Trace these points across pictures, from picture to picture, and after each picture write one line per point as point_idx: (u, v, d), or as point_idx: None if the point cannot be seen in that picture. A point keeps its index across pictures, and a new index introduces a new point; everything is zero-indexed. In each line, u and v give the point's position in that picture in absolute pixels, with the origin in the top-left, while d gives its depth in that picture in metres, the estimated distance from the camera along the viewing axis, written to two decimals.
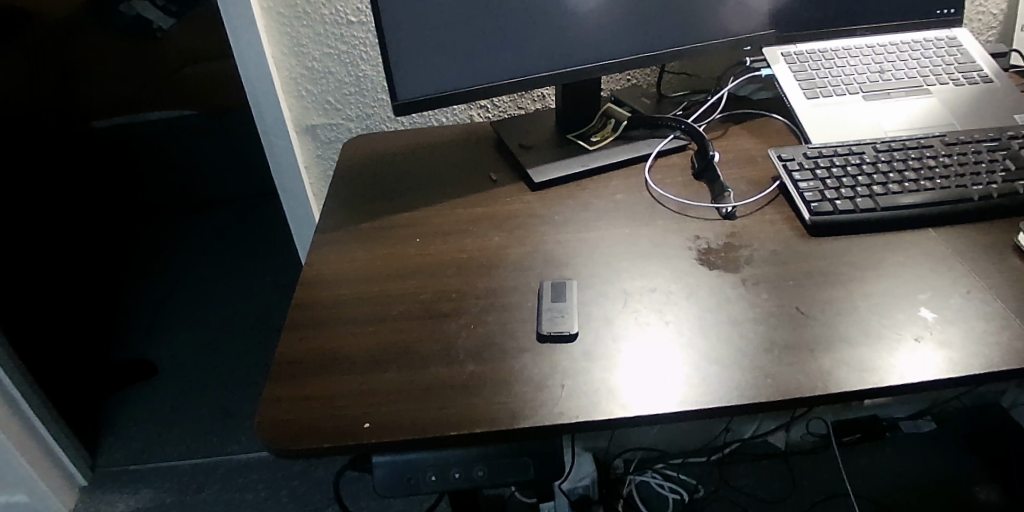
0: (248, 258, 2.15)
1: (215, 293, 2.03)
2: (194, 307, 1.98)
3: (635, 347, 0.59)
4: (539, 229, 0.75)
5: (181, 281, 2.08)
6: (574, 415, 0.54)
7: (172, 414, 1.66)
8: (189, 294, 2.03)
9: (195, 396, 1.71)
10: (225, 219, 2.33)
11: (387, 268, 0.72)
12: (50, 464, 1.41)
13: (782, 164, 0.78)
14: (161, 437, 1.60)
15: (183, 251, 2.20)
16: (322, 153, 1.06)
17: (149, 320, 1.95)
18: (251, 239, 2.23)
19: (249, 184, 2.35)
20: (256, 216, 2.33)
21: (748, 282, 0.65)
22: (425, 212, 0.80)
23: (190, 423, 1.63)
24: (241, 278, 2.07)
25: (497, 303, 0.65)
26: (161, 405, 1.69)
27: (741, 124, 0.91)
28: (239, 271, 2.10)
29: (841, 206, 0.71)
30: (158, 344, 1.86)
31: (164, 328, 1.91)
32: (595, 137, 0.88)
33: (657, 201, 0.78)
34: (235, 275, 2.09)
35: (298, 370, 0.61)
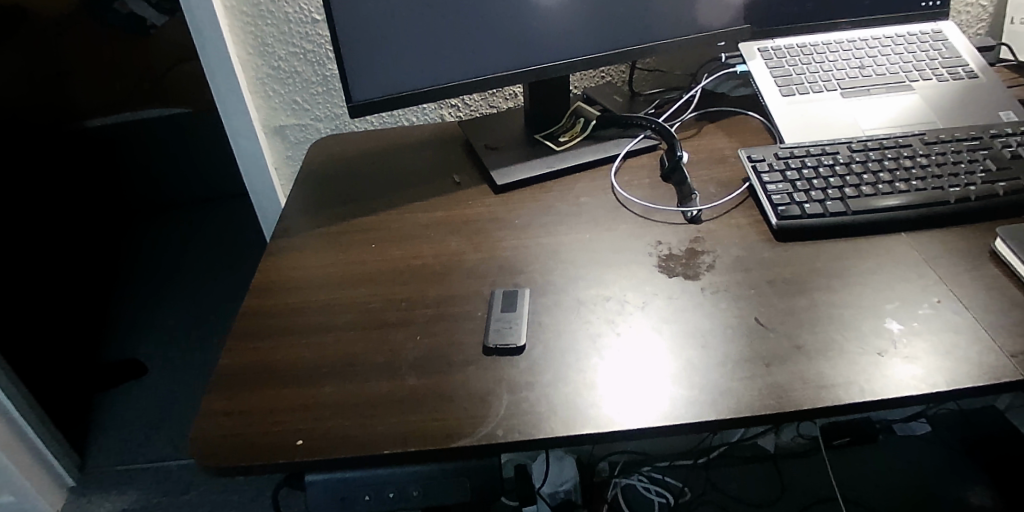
0: (234, 257, 2.14)
1: (194, 295, 2.01)
2: (184, 307, 1.97)
3: (586, 360, 0.57)
4: (497, 233, 0.72)
5: (172, 280, 2.07)
6: (514, 432, 0.51)
7: (160, 414, 1.66)
8: (168, 298, 2.00)
9: (184, 395, 1.70)
10: (213, 216, 2.31)
11: (340, 275, 0.69)
12: (37, 465, 1.41)
13: (752, 165, 0.74)
14: (150, 438, 1.60)
15: (174, 250, 2.19)
16: (293, 154, 1.04)
17: (139, 322, 1.93)
18: (240, 237, 2.22)
19: (223, 182, 2.33)
20: (235, 214, 2.31)
21: (708, 290, 0.62)
22: (385, 216, 0.78)
23: (178, 423, 1.63)
24: (231, 276, 2.07)
25: (446, 313, 0.63)
26: (149, 405, 1.68)
27: (715, 122, 0.88)
28: (219, 272, 2.09)
29: (810, 210, 0.68)
30: (147, 343, 1.86)
31: (153, 329, 1.90)
32: (563, 137, 0.85)
33: (622, 204, 0.75)
34: (223, 273, 2.08)
35: (237, 384, 0.58)
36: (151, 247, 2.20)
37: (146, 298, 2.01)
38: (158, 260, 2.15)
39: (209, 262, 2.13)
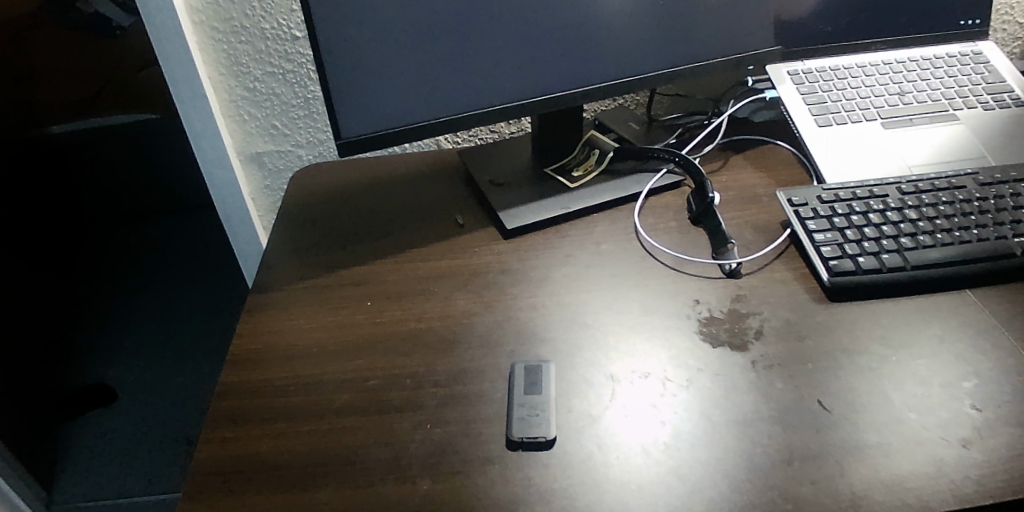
0: (206, 268, 1.98)
1: (164, 313, 1.84)
2: (154, 326, 1.79)
3: (628, 457, 0.49)
4: (511, 288, 0.64)
5: (142, 297, 1.90)
6: None
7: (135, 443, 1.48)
8: (134, 317, 1.82)
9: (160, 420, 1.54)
10: (184, 227, 2.14)
11: (332, 341, 0.60)
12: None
13: (793, 210, 0.67)
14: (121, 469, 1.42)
15: (143, 265, 2.01)
16: (272, 183, 0.94)
17: (108, 344, 1.75)
18: (213, 248, 2.05)
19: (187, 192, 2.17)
20: (201, 224, 2.15)
21: (759, 365, 0.55)
22: (379, 266, 0.68)
23: (157, 453, 1.46)
24: (207, 290, 1.91)
25: (458, 394, 0.54)
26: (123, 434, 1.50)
27: (742, 154, 0.81)
28: (192, 286, 1.92)
29: (864, 265, 0.61)
30: (120, 367, 1.69)
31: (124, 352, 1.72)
32: (576, 171, 0.76)
33: (649, 253, 0.67)
34: (196, 288, 1.92)
35: (217, 486, 0.49)
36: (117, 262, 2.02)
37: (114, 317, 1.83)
38: (127, 278, 1.97)
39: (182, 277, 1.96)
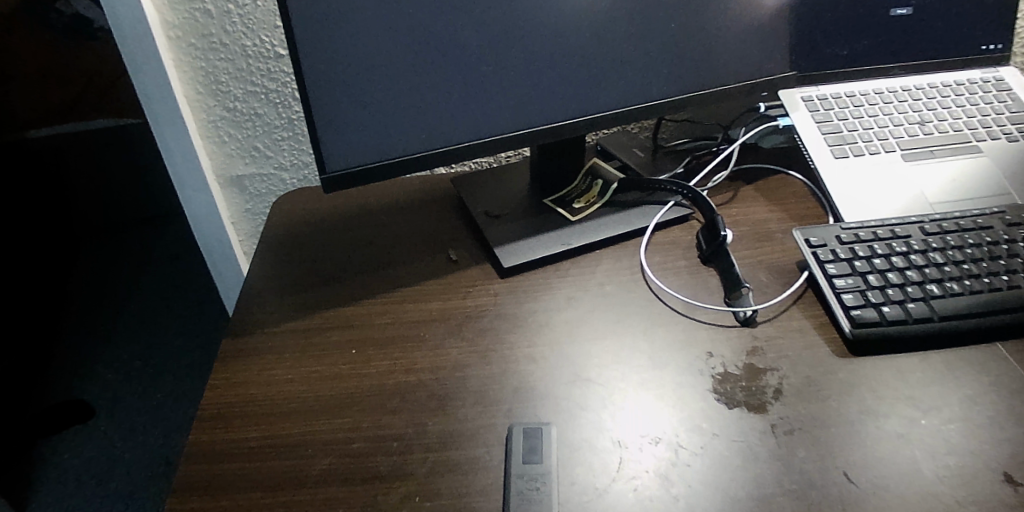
0: (185, 278, 1.90)
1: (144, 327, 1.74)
2: (138, 346, 1.68)
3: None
4: (509, 335, 0.59)
5: (126, 316, 1.78)
6: None
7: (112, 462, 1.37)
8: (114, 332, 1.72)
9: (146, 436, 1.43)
10: (166, 245, 2.03)
11: (314, 395, 0.55)
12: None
13: (810, 251, 0.63)
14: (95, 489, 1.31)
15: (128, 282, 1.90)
16: (252, 206, 0.89)
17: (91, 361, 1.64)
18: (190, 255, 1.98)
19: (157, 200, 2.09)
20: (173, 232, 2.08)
21: (779, 430, 0.50)
22: (367, 307, 0.63)
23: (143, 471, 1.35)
24: (191, 300, 1.82)
25: (451, 461, 0.49)
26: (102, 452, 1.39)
27: (752, 185, 0.76)
28: (172, 297, 1.84)
29: (889, 315, 0.56)
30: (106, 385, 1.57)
31: (107, 371, 1.60)
32: (578, 203, 0.72)
33: (658, 297, 0.62)
34: (177, 299, 1.83)
35: None
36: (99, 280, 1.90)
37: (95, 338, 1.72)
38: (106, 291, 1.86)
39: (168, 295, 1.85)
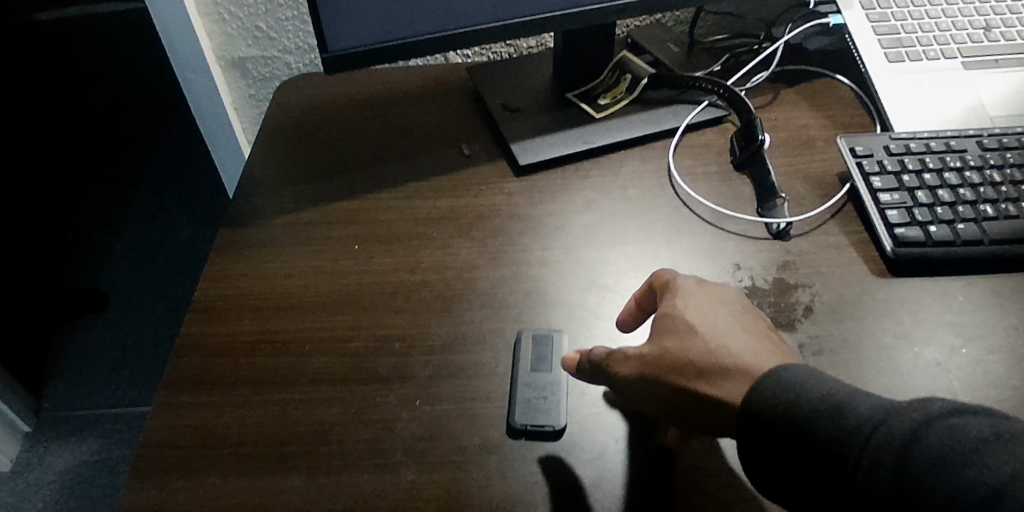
0: (193, 183, 1.55)
1: (160, 233, 1.46)
2: (146, 240, 1.45)
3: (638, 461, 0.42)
4: (521, 237, 0.55)
5: (144, 214, 1.50)
6: None
7: (126, 342, 1.30)
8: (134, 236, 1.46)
9: (159, 322, 1.33)
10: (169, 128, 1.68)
11: (313, 291, 0.52)
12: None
13: (855, 161, 0.57)
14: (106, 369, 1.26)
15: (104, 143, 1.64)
16: (256, 91, 0.83)
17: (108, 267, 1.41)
18: (200, 156, 1.61)
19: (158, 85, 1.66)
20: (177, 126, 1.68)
21: (808, 350, 0.47)
22: (371, 201, 0.59)
23: (158, 352, 1.28)
24: (197, 214, 1.50)
25: (454, 364, 0.47)
26: (115, 332, 1.31)
27: (794, 87, 0.69)
28: (181, 203, 1.52)
29: (936, 236, 0.52)
30: (93, 265, 1.41)
31: (98, 260, 1.41)
32: (603, 99, 0.66)
33: (684, 203, 0.58)
34: (184, 207, 1.51)
35: (168, 467, 0.42)
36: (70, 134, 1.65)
37: (65, 209, 1.50)
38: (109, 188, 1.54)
39: (150, 161, 1.61)
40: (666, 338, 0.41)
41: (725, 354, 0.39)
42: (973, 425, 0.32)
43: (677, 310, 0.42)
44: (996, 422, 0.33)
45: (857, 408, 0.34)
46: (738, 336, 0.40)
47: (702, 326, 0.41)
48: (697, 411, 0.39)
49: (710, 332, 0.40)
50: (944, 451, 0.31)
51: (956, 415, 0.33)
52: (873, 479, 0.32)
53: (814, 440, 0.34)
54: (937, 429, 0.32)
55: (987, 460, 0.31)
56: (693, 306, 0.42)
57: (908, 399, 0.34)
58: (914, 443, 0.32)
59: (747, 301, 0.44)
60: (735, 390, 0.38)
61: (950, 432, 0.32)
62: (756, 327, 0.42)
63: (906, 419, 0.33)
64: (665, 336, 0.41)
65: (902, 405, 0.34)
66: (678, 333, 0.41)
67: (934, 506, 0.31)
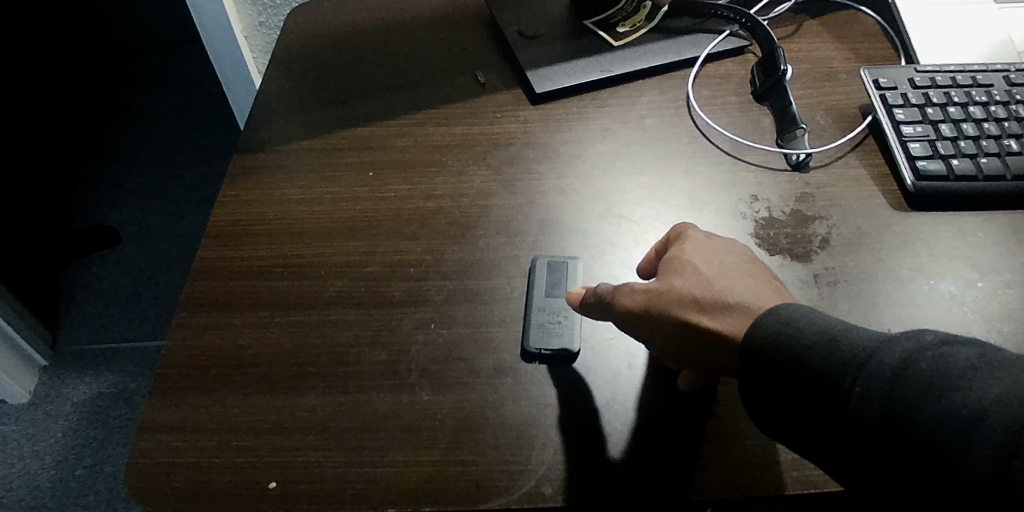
0: (202, 123, 1.52)
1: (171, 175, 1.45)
2: (156, 182, 1.44)
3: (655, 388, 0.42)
4: (537, 166, 0.54)
5: (153, 155, 1.48)
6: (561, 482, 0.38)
7: (139, 276, 1.32)
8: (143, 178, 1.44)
9: (171, 258, 1.34)
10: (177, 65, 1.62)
11: (327, 218, 0.52)
12: (10, 357, 1.13)
13: (879, 93, 0.56)
14: (121, 302, 1.28)
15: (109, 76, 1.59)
16: (267, 18, 0.81)
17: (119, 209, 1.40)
18: (209, 97, 1.57)
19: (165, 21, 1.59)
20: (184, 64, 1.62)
21: (822, 281, 0.47)
22: (384, 128, 0.58)
23: (170, 286, 1.30)
24: (207, 155, 1.48)
25: (468, 289, 0.47)
26: (127, 266, 1.33)
27: (817, 19, 0.66)
28: (191, 142, 1.49)
29: (958, 169, 0.51)
30: (102, 202, 1.40)
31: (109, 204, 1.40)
32: (621, 27, 0.64)
33: (702, 133, 0.57)
34: (193, 146, 1.49)
35: (188, 384, 0.43)
36: (73, 65, 1.59)
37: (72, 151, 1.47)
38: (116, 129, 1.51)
39: (159, 100, 1.56)
40: (673, 278, 0.40)
41: (730, 293, 0.38)
42: (963, 353, 0.32)
43: (685, 255, 0.42)
44: (989, 350, 0.32)
45: (852, 339, 0.34)
46: (745, 280, 0.39)
47: (709, 268, 0.40)
48: (696, 345, 0.38)
49: (716, 274, 0.40)
50: (932, 378, 0.31)
51: (948, 344, 0.32)
52: (863, 405, 0.32)
53: (807, 371, 0.34)
54: (926, 356, 0.32)
55: (973, 385, 0.30)
56: (701, 252, 0.42)
57: (903, 332, 0.34)
58: (902, 371, 0.32)
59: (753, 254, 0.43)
60: (739, 327, 0.37)
61: (939, 359, 0.31)
62: (766, 275, 0.41)
63: (898, 348, 0.32)
64: (673, 276, 0.40)
65: (895, 336, 0.33)
66: (684, 274, 0.40)
67: (919, 430, 0.30)
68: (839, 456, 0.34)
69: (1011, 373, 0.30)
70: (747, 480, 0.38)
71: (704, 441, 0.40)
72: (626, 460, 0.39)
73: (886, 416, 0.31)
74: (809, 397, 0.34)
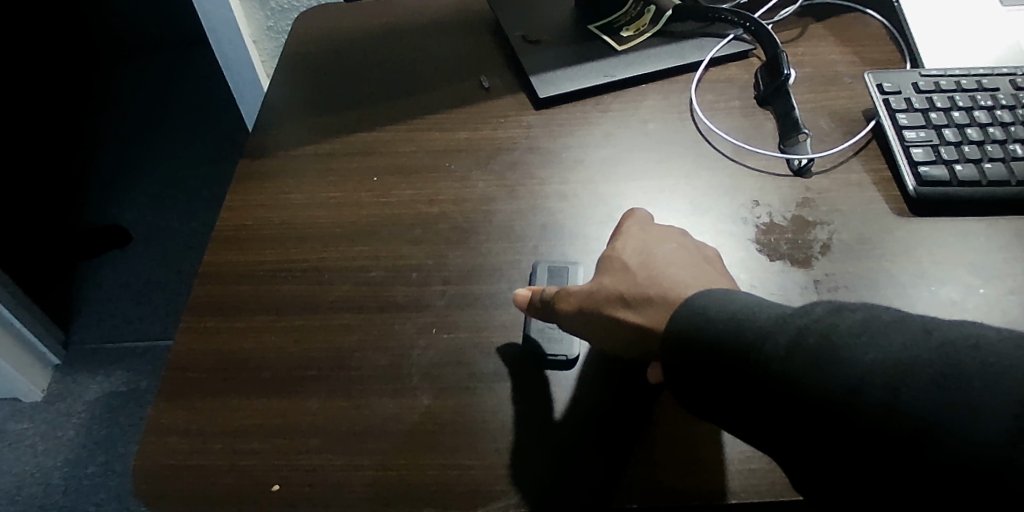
0: (212, 124, 1.53)
1: (180, 176, 1.46)
2: (165, 183, 1.45)
3: (595, 386, 0.43)
4: (539, 171, 0.55)
5: (163, 156, 1.49)
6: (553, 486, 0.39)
7: (150, 276, 1.33)
8: (154, 180, 1.45)
9: (181, 257, 1.35)
10: (185, 67, 1.63)
11: (332, 223, 0.53)
12: (24, 356, 1.15)
13: (882, 98, 0.56)
14: (132, 302, 1.29)
15: (121, 77, 1.61)
16: (274, 23, 0.82)
17: (130, 210, 1.41)
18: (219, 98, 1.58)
19: (174, 22, 1.60)
20: (193, 66, 1.63)
21: (822, 286, 0.47)
22: (389, 133, 0.59)
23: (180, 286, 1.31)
24: (216, 155, 1.49)
25: (469, 294, 0.47)
26: (138, 267, 1.34)
27: (822, 22, 0.66)
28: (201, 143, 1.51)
29: (961, 175, 0.51)
30: (113, 203, 1.42)
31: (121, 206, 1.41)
32: (625, 31, 0.64)
33: (705, 138, 0.57)
34: (203, 147, 1.50)
35: (192, 387, 0.44)
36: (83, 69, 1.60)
37: (83, 154, 1.48)
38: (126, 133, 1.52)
39: (170, 101, 1.58)
40: (603, 276, 0.42)
41: (651, 285, 0.40)
42: (849, 319, 0.32)
43: (615, 251, 0.44)
44: (876, 312, 0.32)
45: (753, 321, 0.35)
46: (670, 269, 0.41)
47: (635, 262, 0.42)
48: (625, 339, 0.40)
49: (641, 268, 0.41)
50: (821, 348, 0.31)
51: (836, 313, 0.32)
52: (767, 375, 0.32)
53: (719, 358, 0.34)
54: (815, 328, 0.32)
55: (854, 353, 0.30)
56: (631, 247, 0.43)
57: (804, 304, 0.34)
58: (796, 346, 0.32)
59: (687, 241, 0.45)
60: (659, 317, 0.39)
61: (828, 328, 0.32)
62: (696, 263, 0.42)
63: (791, 325, 0.33)
64: (603, 274, 0.42)
65: (791, 312, 0.34)
66: (613, 271, 0.42)
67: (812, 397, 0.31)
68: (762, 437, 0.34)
69: (895, 332, 0.30)
70: (696, 466, 0.39)
71: (650, 437, 0.40)
72: (579, 452, 0.40)
73: (788, 392, 0.31)
74: (721, 383, 0.34)
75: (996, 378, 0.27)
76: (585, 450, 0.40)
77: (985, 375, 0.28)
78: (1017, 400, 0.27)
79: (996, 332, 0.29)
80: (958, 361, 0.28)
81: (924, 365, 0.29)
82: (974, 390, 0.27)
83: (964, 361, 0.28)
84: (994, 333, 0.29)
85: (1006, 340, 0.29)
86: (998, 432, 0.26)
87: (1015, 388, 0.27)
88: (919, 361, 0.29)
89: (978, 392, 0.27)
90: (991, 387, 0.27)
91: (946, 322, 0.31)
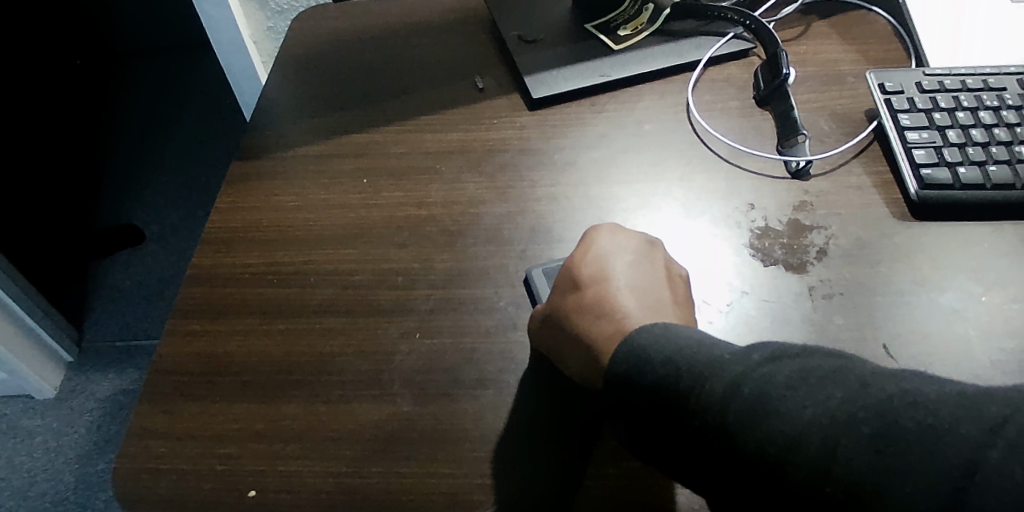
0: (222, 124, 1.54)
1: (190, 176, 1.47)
2: (176, 182, 1.46)
3: (547, 403, 0.42)
4: (530, 173, 0.54)
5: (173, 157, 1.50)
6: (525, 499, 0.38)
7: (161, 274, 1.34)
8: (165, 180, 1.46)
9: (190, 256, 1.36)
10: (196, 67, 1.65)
11: (319, 225, 0.52)
12: (37, 353, 1.16)
13: (884, 98, 0.54)
14: (142, 300, 1.30)
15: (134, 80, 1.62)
16: (276, 24, 0.82)
17: (142, 210, 1.42)
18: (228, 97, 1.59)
19: (185, 24, 1.61)
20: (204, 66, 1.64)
21: (816, 293, 0.45)
22: (380, 135, 0.58)
23: None
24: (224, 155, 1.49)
25: (455, 299, 0.47)
26: (149, 266, 1.35)
27: (825, 20, 0.65)
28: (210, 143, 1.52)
29: (965, 177, 0.49)
30: (125, 203, 1.43)
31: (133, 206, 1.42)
32: (622, 30, 0.63)
33: (702, 140, 0.56)
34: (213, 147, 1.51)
35: (172, 391, 0.44)
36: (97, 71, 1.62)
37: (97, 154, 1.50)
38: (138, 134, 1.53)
39: (182, 102, 1.59)
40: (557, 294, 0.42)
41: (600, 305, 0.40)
42: (787, 368, 0.31)
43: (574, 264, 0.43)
44: (814, 362, 0.31)
45: (690, 365, 0.33)
46: (621, 290, 0.41)
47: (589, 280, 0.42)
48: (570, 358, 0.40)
49: (592, 286, 0.41)
50: (755, 400, 0.30)
51: (775, 361, 0.32)
52: (704, 426, 0.31)
53: (658, 401, 0.34)
54: (751, 377, 0.31)
55: (790, 405, 0.29)
56: (587, 260, 0.43)
57: (748, 347, 0.33)
58: (733, 393, 0.31)
59: (650, 254, 0.44)
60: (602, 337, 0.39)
61: (761, 379, 0.31)
62: (648, 280, 0.42)
63: (728, 371, 0.32)
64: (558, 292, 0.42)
65: (730, 357, 0.33)
66: (565, 289, 0.42)
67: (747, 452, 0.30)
68: (705, 478, 0.33)
69: (834, 385, 0.30)
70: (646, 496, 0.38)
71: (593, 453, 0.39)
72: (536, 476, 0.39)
73: (724, 446, 0.31)
74: (659, 427, 0.34)
75: (936, 444, 0.26)
76: (540, 470, 0.39)
77: (923, 438, 0.26)
78: (955, 466, 0.25)
79: (935, 386, 0.28)
80: (894, 420, 0.27)
81: (863, 422, 0.28)
82: (914, 448, 0.26)
83: (899, 418, 0.27)
84: (934, 388, 0.28)
85: (949, 396, 0.27)
86: (935, 497, 0.25)
87: (955, 458, 0.25)
88: (857, 415, 0.28)
89: (916, 461, 0.26)
90: (930, 451, 0.26)
91: (887, 374, 0.30)
